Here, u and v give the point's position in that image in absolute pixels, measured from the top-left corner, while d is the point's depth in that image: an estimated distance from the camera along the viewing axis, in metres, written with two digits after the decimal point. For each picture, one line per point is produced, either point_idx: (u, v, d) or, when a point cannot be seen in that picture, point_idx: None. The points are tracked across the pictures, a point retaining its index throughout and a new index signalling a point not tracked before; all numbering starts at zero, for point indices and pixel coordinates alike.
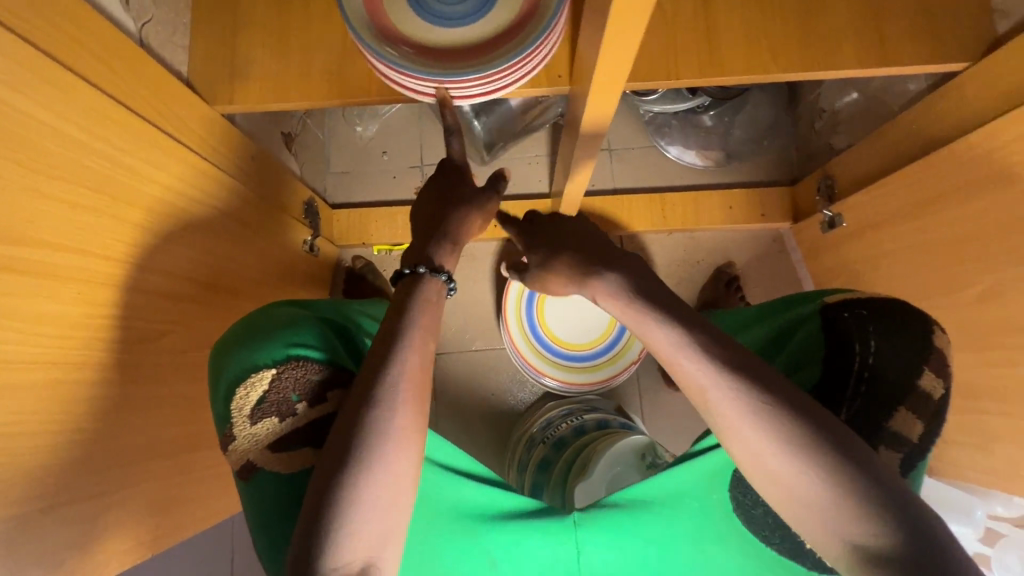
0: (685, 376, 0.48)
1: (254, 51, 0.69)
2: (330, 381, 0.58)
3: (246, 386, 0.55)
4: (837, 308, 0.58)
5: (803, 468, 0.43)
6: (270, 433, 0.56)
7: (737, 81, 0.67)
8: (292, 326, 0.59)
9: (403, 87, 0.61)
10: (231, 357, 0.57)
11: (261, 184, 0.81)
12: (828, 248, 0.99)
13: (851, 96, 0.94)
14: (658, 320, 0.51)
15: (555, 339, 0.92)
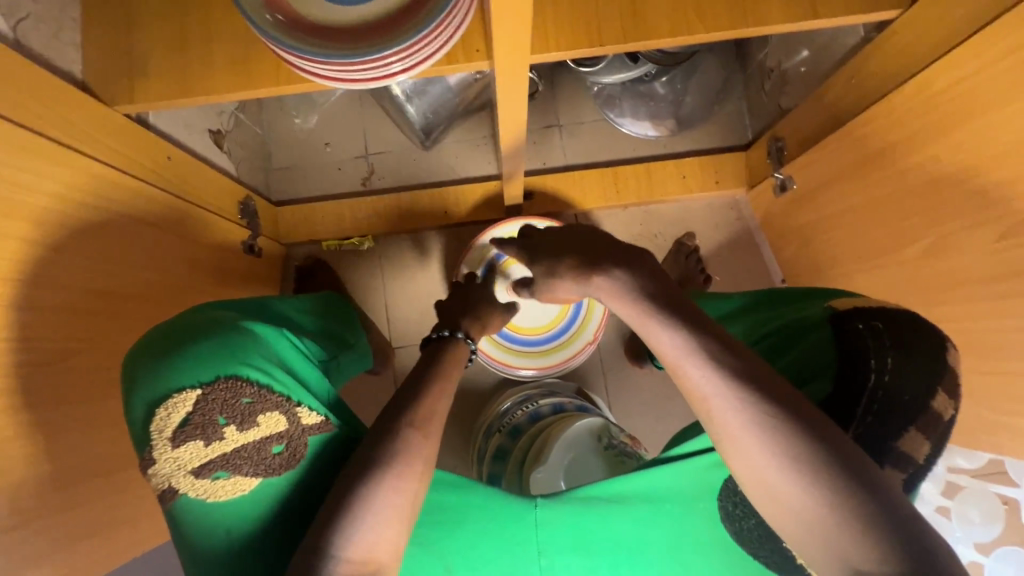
0: (690, 381, 0.46)
1: (152, 44, 0.64)
2: (261, 405, 0.54)
3: (167, 408, 0.52)
4: (851, 318, 0.50)
5: (805, 484, 0.40)
6: (193, 458, 0.52)
7: (665, 45, 0.65)
8: (238, 347, 0.56)
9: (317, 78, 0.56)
10: (157, 376, 0.54)
11: (182, 186, 0.77)
12: (781, 211, 0.97)
13: (800, 53, 0.91)
14: (664, 323, 0.50)
15: (518, 331, 0.90)
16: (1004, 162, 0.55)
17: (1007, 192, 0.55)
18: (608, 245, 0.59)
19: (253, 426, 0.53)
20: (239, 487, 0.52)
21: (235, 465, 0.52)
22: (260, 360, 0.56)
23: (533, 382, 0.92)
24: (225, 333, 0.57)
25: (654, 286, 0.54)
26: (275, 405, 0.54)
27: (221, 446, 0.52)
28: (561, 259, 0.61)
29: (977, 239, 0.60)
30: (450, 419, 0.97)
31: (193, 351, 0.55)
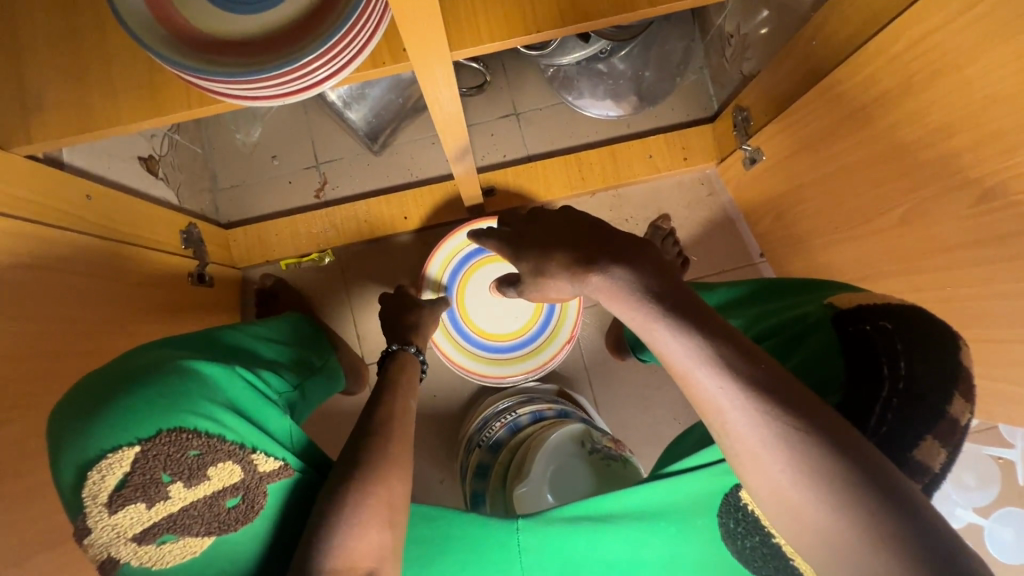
0: (700, 392, 0.38)
1: (47, 77, 0.58)
2: (212, 455, 0.46)
3: (101, 470, 0.43)
4: (855, 320, 0.44)
5: (847, 522, 0.32)
6: (134, 524, 0.43)
7: (607, 24, 0.60)
8: (179, 392, 0.47)
9: (230, 98, 0.49)
10: (82, 434, 0.44)
11: (109, 225, 0.73)
12: (752, 184, 0.93)
13: (761, 14, 0.85)
14: (669, 325, 0.40)
15: (488, 338, 0.86)
16: (980, 120, 0.51)
17: (980, 154, 0.52)
18: (608, 236, 0.48)
19: (203, 480, 0.45)
20: (190, 549, 0.44)
21: (183, 527, 0.44)
22: (206, 405, 0.47)
23: (516, 390, 0.88)
24: (157, 379, 0.48)
25: (661, 282, 0.43)
26: (228, 454, 0.46)
27: (166, 507, 0.44)
28: (551, 255, 0.50)
29: (952, 205, 0.57)
30: (433, 432, 0.93)
31: (123, 403, 0.46)
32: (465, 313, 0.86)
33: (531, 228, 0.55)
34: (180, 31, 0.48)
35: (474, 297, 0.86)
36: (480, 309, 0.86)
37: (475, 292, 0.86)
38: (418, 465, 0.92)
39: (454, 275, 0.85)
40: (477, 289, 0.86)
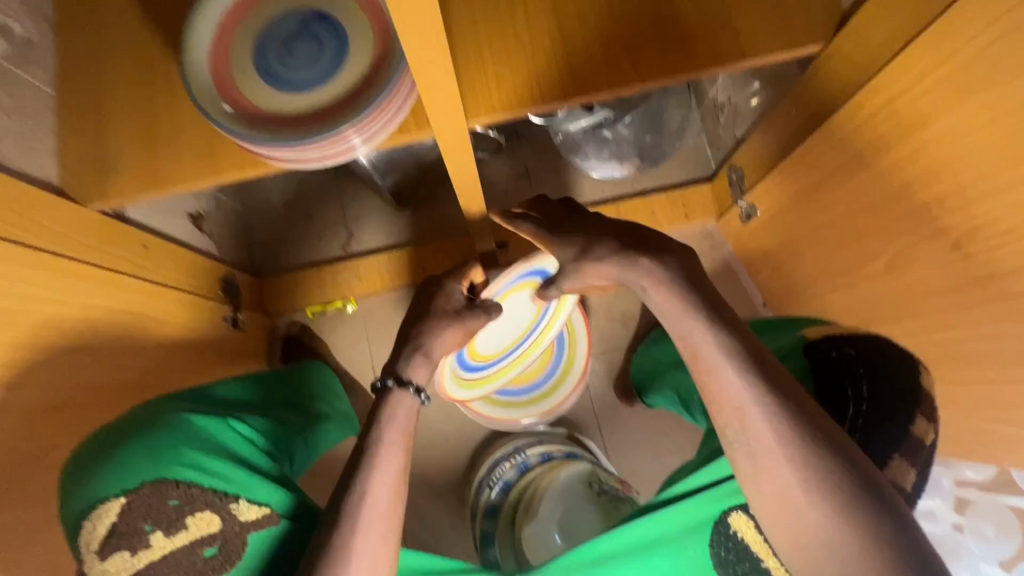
0: (720, 386, 0.44)
1: (124, 146, 0.68)
2: (191, 505, 0.49)
3: (93, 519, 0.48)
4: (825, 347, 0.49)
5: (827, 504, 0.39)
6: (121, 570, 0.47)
7: (604, 97, 0.68)
8: (166, 444, 0.52)
9: (282, 162, 0.58)
10: (81, 486, 0.49)
11: (158, 273, 0.80)
12: (750, 238, 0.99)
13: (753, 86, 0.94)
14: (702, 321, 0.47)
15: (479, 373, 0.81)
16: (945, 175, 0.56)
17: (947, 205, 0.57)
18: (651, 235, 0.54)
19: (181, 530, 0.49)
20: None
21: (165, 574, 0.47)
22: (190, 455, 0.52)
23: (526, 434, 0.90)
24: (150, 432, 0.53)
25: (698, 283, 0.50)
26: (206, 504, 0.49)
27: (149, 555, 0.48)
28: (599, 241, 0.54)
29: (930, 252, 0.61)
30: (445, 476, 0.95)
31: (117, 456, 0.51)
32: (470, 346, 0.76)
33: (573, 219, 0.60)
34: (242, 109, 0.58)
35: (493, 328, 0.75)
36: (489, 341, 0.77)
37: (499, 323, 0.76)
38: (429, 510, 0.93)
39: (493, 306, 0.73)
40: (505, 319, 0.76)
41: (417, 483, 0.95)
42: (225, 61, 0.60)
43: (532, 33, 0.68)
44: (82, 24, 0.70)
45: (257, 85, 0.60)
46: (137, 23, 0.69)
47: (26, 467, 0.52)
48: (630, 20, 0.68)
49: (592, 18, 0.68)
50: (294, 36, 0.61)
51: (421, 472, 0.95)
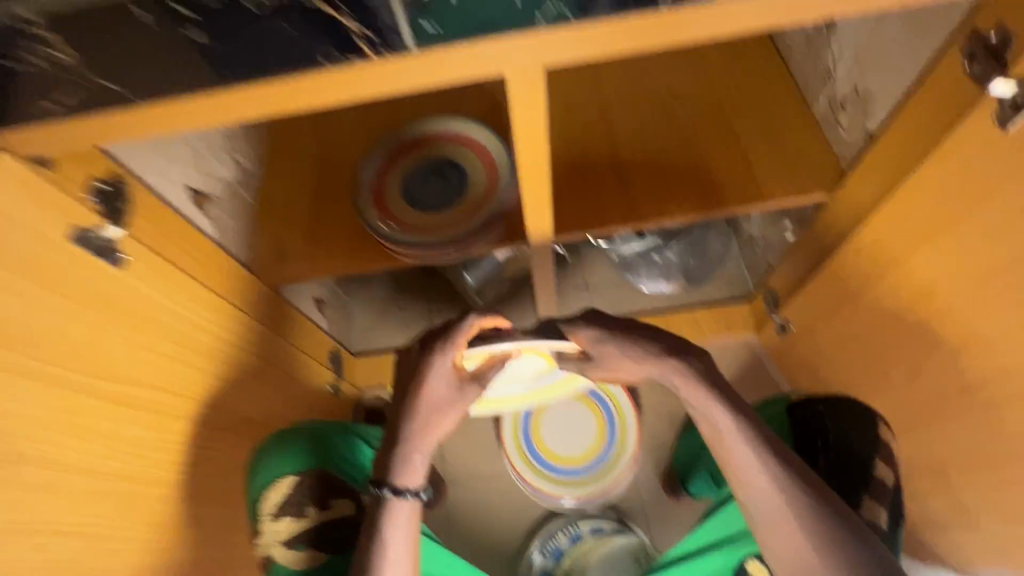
0: (736, 457, 0.66)
1: (294, 243, 0.92)
2: (331, 491, 0.76)
3: (271, 492, 0.72)
4: (813, 405, 0.79)
5: (808, 534, 0.62)
6: (287, 530, 0.72)
7: (654, 224, 0.88)
8: (314, 448, 0.78)
9: (436, 259, 0.84)
10: (264, 470, 0.75)
11: (297, 340, 0.99)
12: (786, 350, 1.10)
13: (783, 224, 1.12)
14: (722, 409, 0.67)
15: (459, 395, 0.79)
16: (934, 296, 0.69)
17: (940, 320, 0.69)
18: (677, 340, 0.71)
19: (326, 509, 0.75)
20: (311, 552, 0.72)
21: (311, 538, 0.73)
22: (328, 458, 0.78)
23: (578, 513, 0.99)
24: (304, 443, 0.78)
25: (714, 379, 0.69)
26: (340, 493, 0.77)
27: (303, 524, 0.73)
28: (637, 339, 0.69)
29: (937, 361, 0.72)
30: (499, 553, 1.01)
31: (286, 451, 0.76)
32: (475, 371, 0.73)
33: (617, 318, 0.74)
34: (401, 224, 0.84)
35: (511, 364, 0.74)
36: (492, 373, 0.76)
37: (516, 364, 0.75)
38: None
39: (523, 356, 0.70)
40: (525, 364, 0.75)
41: (472, 556, 1.01)
42: (385, 190, 0.87)
43: (598, 176, 0.91)
44: (273, 162, 0.99)
45: (406, 207, 0.86)
46: (314, 162, 0.98)
47: (195, 470, 0.69)
48: (673, 172, 0.90)
49: (645, 169, 0.91)
50: (433, 173, 0.87)
51: (475, 544, 1.02)
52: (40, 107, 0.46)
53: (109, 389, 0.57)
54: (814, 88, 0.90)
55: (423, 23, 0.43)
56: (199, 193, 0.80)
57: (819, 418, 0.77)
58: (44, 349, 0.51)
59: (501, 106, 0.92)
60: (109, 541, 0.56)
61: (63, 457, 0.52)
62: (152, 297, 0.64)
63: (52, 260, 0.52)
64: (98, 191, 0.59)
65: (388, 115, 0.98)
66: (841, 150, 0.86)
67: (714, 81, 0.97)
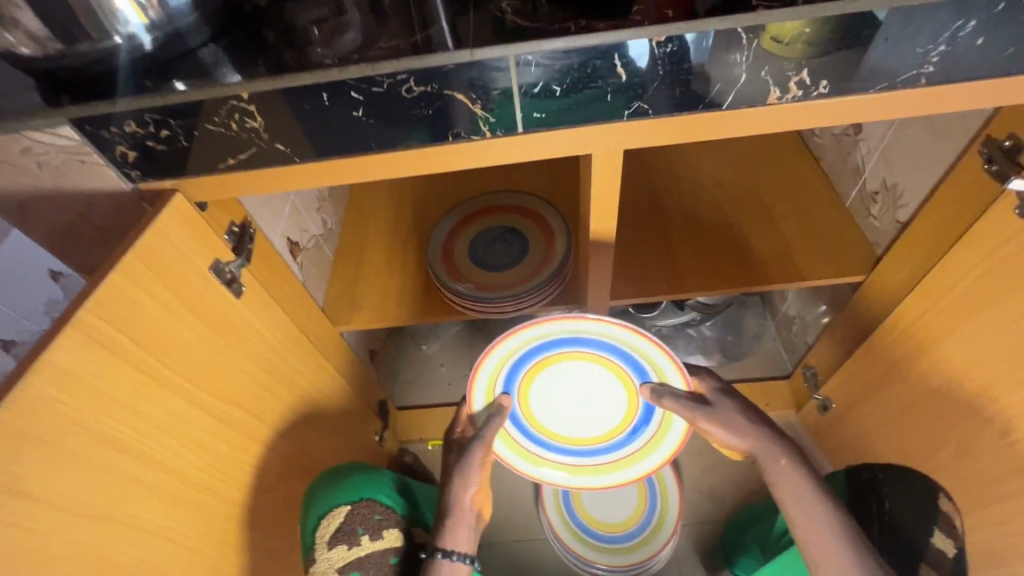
0: (825, 550, 0.66)
1: (366, 292, 1.01)
2: (386, 522, 0.75)
3: (328, 518, 0.73)
4: (865, 470, 0.87)
5: None
6: (340, 558, 0.70)
7: (697, 295, 0.95)
8: (368, 482, 0.79)
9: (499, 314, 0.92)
10: (323, 497, 0.75)
11: (355, 384, 1.04)
12: (828, 430, 1.09)
13: (819, 306, 1.17)
14: (804, 479, 0.70)
15: (526, 384, 0.78)
16: (980, 370, 0.71)
17: (989, 395, 0.71)
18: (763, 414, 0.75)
19: (381, 538, 0.74)
20: None
21: (366, 568, 0.71)
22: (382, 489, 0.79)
23: None
24: (359, 475, 0.80)
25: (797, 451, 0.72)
26: (393, 524, 0.76)
27: (358, 551, 0.72)
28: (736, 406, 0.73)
29: (986, 439, 0.72)
30: None
31: (346, 481, 0.78)
32: (577, 361, 0.79)
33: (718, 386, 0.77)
34: (470, 282, 0.93)
35: (601, 378, 0.79)
36: (568, 380, 0.79)
37: (604, 380, 0.79)
38: None
39: (631, 368, 0.77)
40: (608, 389, 0.79)
41: None
42: (452, 253, 0.97)
43: (648, 248, 0.99)
44: (356, 219, 1.12)
45: (475, 266, 0.95)
46: (388, 224, 1.09)
47: (259, 493, 0.72)
48: (717, 250, 0.99)
49: (689, 245, 0.99)
50: (495, 239, 0.97)
51: None
52: (224, 162, 0.58)
53: (213, 403, 0.64)
54: (846, 183, 0.99)
55: (532, 112, 0.56)
56: (294, 243, 0.90)
57: (870, 480, 0.85)
58: (175, 360, 0.58)
59: (558, 185, 1.04)
60: (178, 547, 0.58)
61: (170, 461, 0.58)
62: (252, 322, 0.72)
63: (194, 284, 0.61)
64: (231, 231, 0.69)
65: (456, 188, 1.11)
66: (876, 238, 0.93)
67: (751, 174, 1.08)
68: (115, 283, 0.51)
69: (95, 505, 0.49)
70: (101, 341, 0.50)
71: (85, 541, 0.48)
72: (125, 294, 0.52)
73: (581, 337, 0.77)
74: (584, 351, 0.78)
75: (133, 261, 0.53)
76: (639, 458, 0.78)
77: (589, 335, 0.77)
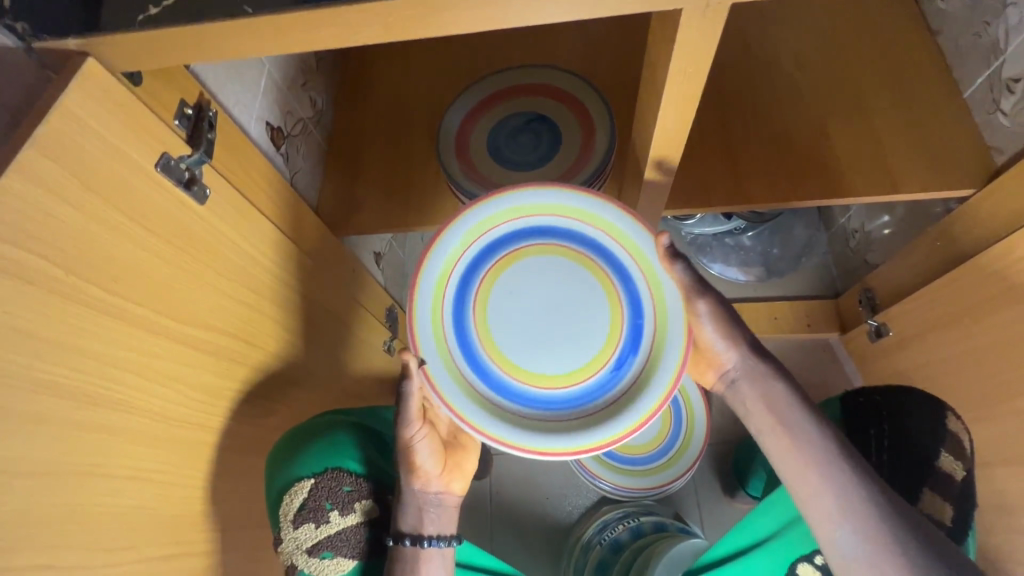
0: (811, 482, 0.58)
1: (366, 191, 0.86)
2: (358, 493, 0.64)
3: (291, 494, 0.60)
4: (865, 393, 0.75)
5: (870, 549, 0.54)
6: (308, 538, 0.60)
7: (766, 207, 0.79)
8: (332, 448, 0.64)
9: None
10: (285, 466, 0.62)
11: (358, 292, 0.94)
12: (878, 356, 1.00)
13: (884, 219, 1.02)
14: (789, 402, 0.61)
15: (481, 311, 0.58)
16: None
17: None
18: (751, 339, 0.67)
19: (351, 512, 0.63)
20: (339, 566, 0.62)
21: (338, 545, 0.62)
22: (350, 455, 0.65)
23: (628, 500, 0.96)
24: (331, 436, 0.66)
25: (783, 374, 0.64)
26: (363, 496, 0.64)
27: (327, 528, 0.61)
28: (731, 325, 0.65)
29: None
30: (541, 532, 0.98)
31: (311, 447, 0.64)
32: (558, 263, 0.59)
33: None
34: (491, 184, 0.77)
35: (574, 282, 0.58)
36: (538, 290, 0.58)
37: (589, 292, 0.58)
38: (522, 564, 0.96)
39: (620, 273, 0.58)
40: (592, 305, 0.58)
41: (512, 521, 1.03)
42: (468, 145, 0.79)
43: (707, 145, 0.81)
44: (348, 98, 0.92)
45: (493, 164, 0.78)
46: (390, 107, 0.91)
47: (252, 420, 0.65)
48: (793, 150, 0.80)
49: (758, 141, 0.80)
50: (520, 129, 0.79)
51: (517, 522, 1.03)
52: (145, 11, 0.42)
53: (184, 332, 0.54)
54: (970, 67, 0.77)
55: None
56: (275, 128, 0.73)
57: (869, 404, 0.74)
58: (124, 284, 0.46)
59: (594, 64, 0.84)
60: (163, 486, 0.52)
61: (137, 400, 0.49)
62: (221, 229, 0.59)
63: (136, 187, 0.47)
64: (183, 114, 0.54)
65: (471, 61, 0.90)
66: (999, 142, 0.74)
67: (843, 48, 0.85)
68: (12, 188, 0.38)
69: (43, 461, 0.40)
70: (10, 268, 0.37)
71: (38, 503, 0.40)
72: (32, 204, 0.39)
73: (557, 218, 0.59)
74: (523, 249, 0.59)
75: (36, 157, 0.39)
76: (652, 366, 0.54)
77: (560, 224, 0.59)
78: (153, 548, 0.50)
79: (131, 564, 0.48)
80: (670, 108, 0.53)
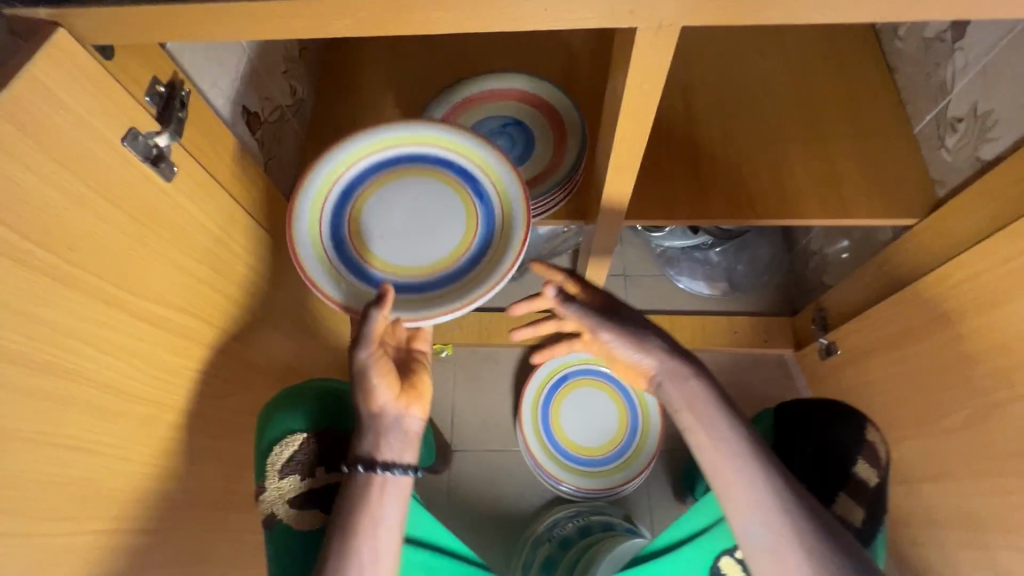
0: (727, 476, 0.60)
1: None
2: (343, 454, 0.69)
3: (281, 446, 0.67)
4: (796, 403, 0.78)
5: (777, 540, 0.57)
6: (291, 488, 0.66)
7: (723, 223, 0.82)
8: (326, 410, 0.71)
9: None
10: (274, 426, 0.68)
11: None
12: (828, 373, 1.04)
13: (842, 243, 1.06)
14: (710, 404, 0.63)
15: (360, 239, 0.62)
16: None
17: None
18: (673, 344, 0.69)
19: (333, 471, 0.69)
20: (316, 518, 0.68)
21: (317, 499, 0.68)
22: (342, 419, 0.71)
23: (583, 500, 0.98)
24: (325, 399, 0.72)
25: (709, 379, 0.65)
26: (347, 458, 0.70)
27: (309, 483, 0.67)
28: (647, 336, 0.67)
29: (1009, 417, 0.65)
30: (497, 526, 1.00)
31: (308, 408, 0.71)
32: (398, 177, 0.63)
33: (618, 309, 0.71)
34: None
35: (417, 186, 0.63)
36: (397, 203, 0.62)
37: (436, 190, 0.63)
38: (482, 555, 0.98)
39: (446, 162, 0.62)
40: (442, 197, 0.62)
41: (467, 516, 1.04)
42: None
43: (674, 158, 0.84)
44: (328, 90, 0.93)
45: None
46: (369, 101, 0.92)
47: (208, 400, 0.65)
48: (754, 169, 0.84)
49: (723, 159, 0.84)
50: (495, 132, 0.81)
51: (474, 517, 1.04)
52: None
53: (140, 305, 0.54)
54: (921, 104, 0.82)
55: None
56: (251, 113, 0.74)
57: (798, 413, 0.77)
58: (82, 253, 0.47)
59: (572, 76, 0.87)
60: (108, 458, 0.51)
61: (86, 370, 0.48)
62: (185, 206, 0.59)
63: (100, 159, 0.48)
64: (155, 91, 0.54)
65: (453, 62, 0.91)
66: (942, 176, 0.79)
67: (809, 78, 0.89)
68: None
69: None
70: None
71: None
72: None
73: (366, 167, 0.62)
74: (366, 183, 0.62)
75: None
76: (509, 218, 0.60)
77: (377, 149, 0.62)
78: (93, 520, 0.50)
79: (72, 535, 0.48)
80: (631, 118, 0.55)
